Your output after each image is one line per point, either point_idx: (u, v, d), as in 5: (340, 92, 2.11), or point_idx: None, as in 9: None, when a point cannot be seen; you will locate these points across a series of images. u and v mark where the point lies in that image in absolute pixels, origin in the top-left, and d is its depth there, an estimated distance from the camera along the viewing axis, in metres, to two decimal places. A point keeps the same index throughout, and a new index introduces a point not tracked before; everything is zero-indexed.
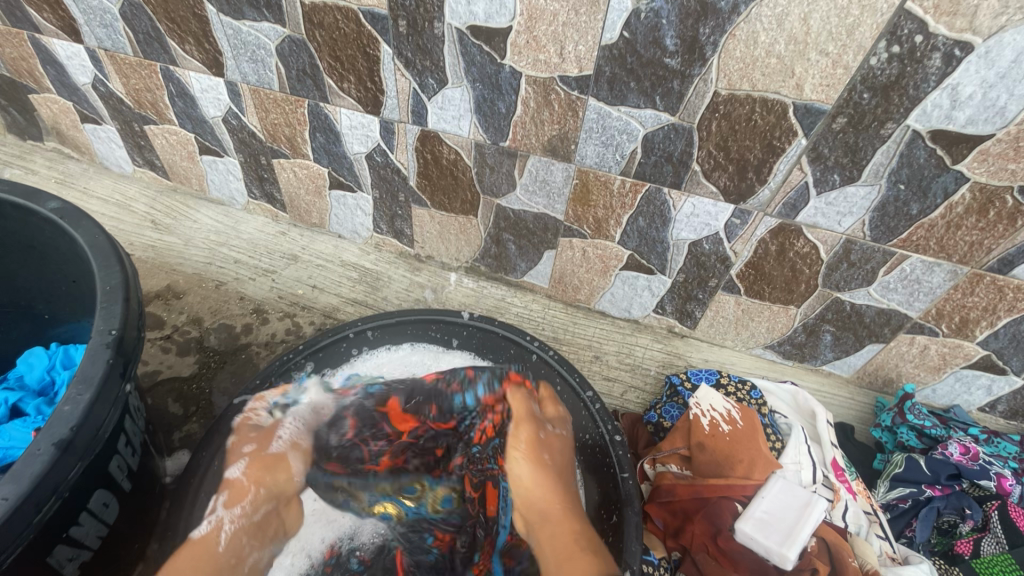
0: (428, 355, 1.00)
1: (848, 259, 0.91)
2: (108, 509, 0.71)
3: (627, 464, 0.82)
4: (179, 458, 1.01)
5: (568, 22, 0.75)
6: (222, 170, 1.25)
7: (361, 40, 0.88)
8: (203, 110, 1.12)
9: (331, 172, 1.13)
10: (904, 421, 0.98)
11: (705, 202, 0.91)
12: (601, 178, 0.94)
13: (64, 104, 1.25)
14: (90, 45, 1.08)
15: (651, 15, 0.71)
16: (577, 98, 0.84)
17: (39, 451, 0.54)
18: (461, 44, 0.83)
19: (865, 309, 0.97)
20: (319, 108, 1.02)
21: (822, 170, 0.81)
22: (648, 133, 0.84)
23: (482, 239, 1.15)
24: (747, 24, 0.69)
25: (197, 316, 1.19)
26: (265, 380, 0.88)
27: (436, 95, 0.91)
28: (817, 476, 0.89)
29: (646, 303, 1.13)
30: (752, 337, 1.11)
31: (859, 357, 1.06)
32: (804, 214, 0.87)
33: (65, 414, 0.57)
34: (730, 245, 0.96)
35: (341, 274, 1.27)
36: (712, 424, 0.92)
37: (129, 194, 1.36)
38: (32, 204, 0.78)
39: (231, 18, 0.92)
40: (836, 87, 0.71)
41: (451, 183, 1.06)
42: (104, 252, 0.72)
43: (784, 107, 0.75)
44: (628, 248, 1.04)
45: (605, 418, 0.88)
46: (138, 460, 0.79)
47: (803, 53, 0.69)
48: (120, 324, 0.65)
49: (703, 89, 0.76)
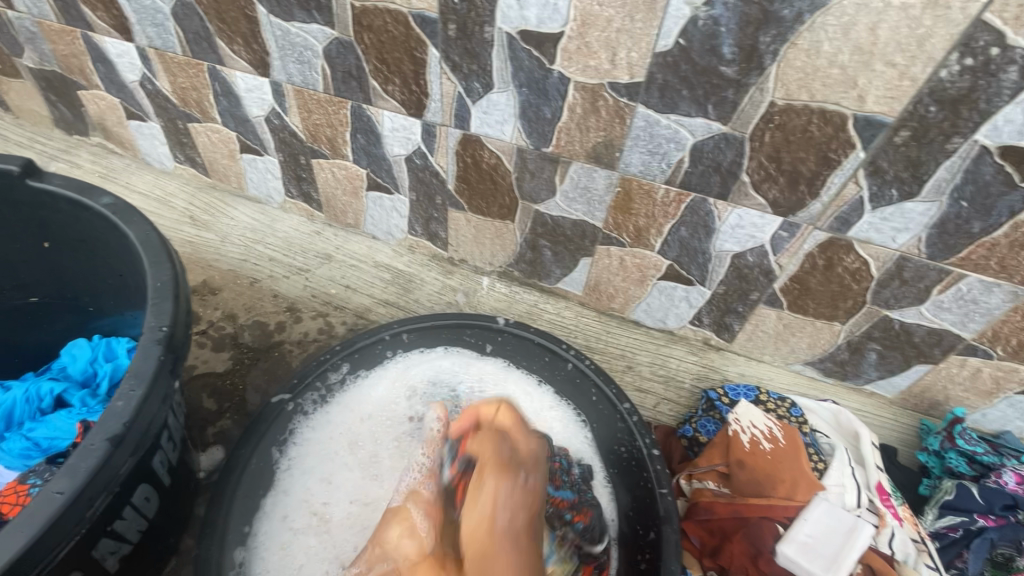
0: (459, 359, 0.98)
1: (901, 276, 0.88)
2: (148, 503, 0.72)
3: (666, 480, 0.81)
4: (213, 453, 1.01)
5: (622, 28, 0.74)
6: (261, 169, 1.26)
7: (409, 43, 0.88)
8: (247, 109, 1.13)
9: (369, 173, 1.14)
10: (953, 446, 0.95)
11: (751, 213, 0.89)
12: (645, 187, 0.92)
13: (111, 101, 1.28)
14: (140, 43, 1.10)
15: (709, 22, 0.70)
16: (625, 105, 0.83)
17: (93, 446, 0.54)
18: (510, 48, 0.82)
19: (914, 328, 0.94)
20: (362, 110, 1.02)
21: (879, 184, 0.78)
22: (698, 142, 0.83)
23: (517, 245, 1.14)
24: (810, 32, 0.67)
25: (232, 312, 1.21)
26: (302, 380, 0.88)
27: (481, 99, 0.91)
28: (861, 500, 0.86)
29: (683, 315, 1.11)
30: (792, 353, 1.08)
31: (905, 378, 1.02)
32: (856, 229, 0.84)
33: (118, 409, 0.57)
34: (775, 258, 0.93)
35: (373, 275, 1.27)
36: (753, 441, 0.89)
37: (169, 190, 1.38)
38: (86, 200, 0.79)
39: (281, 19, 0.93)
40: (901, 100, 0.69)
41: (490, 188, 1.05)
42: (155, 249, 0.73)
43: (844, 119, 0.73)
44: (668, 258, 1.02)
45: (642, 431, 0.86)
46: (177, 455, 0.80)
47: (868, 64, 0.67)
48: (170, 321, 0.65)
49: (759, 99, 0.75)
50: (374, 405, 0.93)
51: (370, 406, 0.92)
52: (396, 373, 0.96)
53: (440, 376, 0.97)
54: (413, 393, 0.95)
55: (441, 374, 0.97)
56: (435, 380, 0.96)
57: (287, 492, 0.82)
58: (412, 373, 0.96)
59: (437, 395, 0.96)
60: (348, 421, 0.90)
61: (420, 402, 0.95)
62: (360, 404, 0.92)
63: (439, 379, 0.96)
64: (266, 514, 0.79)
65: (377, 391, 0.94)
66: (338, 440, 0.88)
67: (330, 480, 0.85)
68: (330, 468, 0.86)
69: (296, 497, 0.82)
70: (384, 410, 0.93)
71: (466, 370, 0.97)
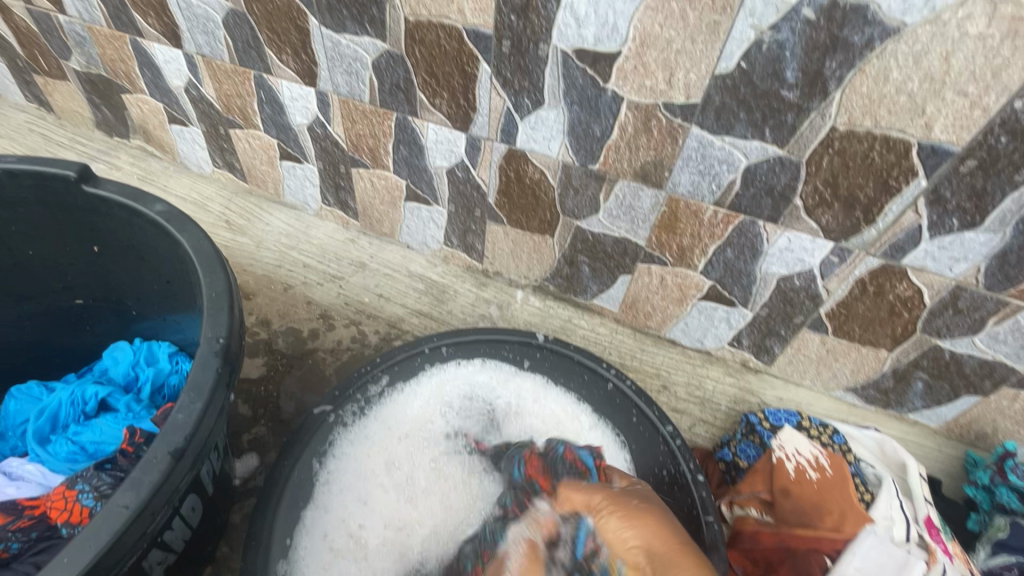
0: (497, 374, 0.96)
1: (955, 306, 0.86)
2: (193, 512, 0.72)
3: (711, 506, 0.79)
4: (248, 460, 1.01)
5: (682, 49, 0.74)
6: (299, 176, 1.27)
7: (461, 58, 0.88)
8: (290, 117, 1.14)
9: (409, 184, 1.14)
10: (1004, 480, 0.92)
11: (802, 237, 0.87)
12: (692, 207, 0.91)
13: (154, 105, 1.30)
14: (188, 50, 1.11)
15: (774, 46, 0.69)
16: (678, 126, 0.82)
17: (156, 459, 0.54)
18: (564, 66, 0.82)
19: (966, 358, 0.92)
20: (407, 121, 1.02)
21: (940, 213, 0.76)
22: (751, 164, 0.82)
23: (555, 260, 1.13)
24: (880, 59, 0.66)
25: (266, 318, 1.21)
26: (344, 391, 0.87)
27: (530, 115, 0.91)
28: (910, 534, 0.83)
29: (722, 335, 1.10)
30: (834, 378, 1.06)
31: (952, 408, 1.00)
32: (912, 257, 0.83)
33: (180, 422, 0.57)
34: (823, 282, 0.92)
35: (407, 285, 1.27)
36: (798, 470, 0.88)
37: (206, 193, 1.39)
38: (140, 206, 0.80)
39: (332, 30, 0.94)
40: (971, 129, 0.67)
41: (531, 203, 1.05)
42: (209, 258, 0.73)
43: (908, 146, 0.71)
44: (710, 278, 1.01)
45: (686, 455, 0.83)
46: (219, 463, 0.80)
47: (938, 92, 0.66)
48: (226, 332, 0.65)
49: (820, 123, 0.73)
50: (411, 421, 0.92)
51: (408, 422, 0.91)
52: (433, 387, 0.94)
53: (477, 392, 0.96)
54: (450, 409, 0.94)
55: (478, 390, 0.96)
56: (472, 396, 0.95)
57: (327, 509, 0.80)
58: (448, 387, 0.95)
59: (474, 412, 0.95)
60: (386, 437, 0.89)
61: (456, 419, 0.94)
62: (397, 420, 0.91)
63: (475, 395, 0.95)
64: (307, 530, 0.78)
65: (414, 407, 0.93)
66: (376, 456, 0.87)
67: (368, 498, 0.84)
68: (368, 486, 0.85)
69: (335, 515, 0.80)
70: (421, 426, 0.92)
71: (504, 386, 0.96)
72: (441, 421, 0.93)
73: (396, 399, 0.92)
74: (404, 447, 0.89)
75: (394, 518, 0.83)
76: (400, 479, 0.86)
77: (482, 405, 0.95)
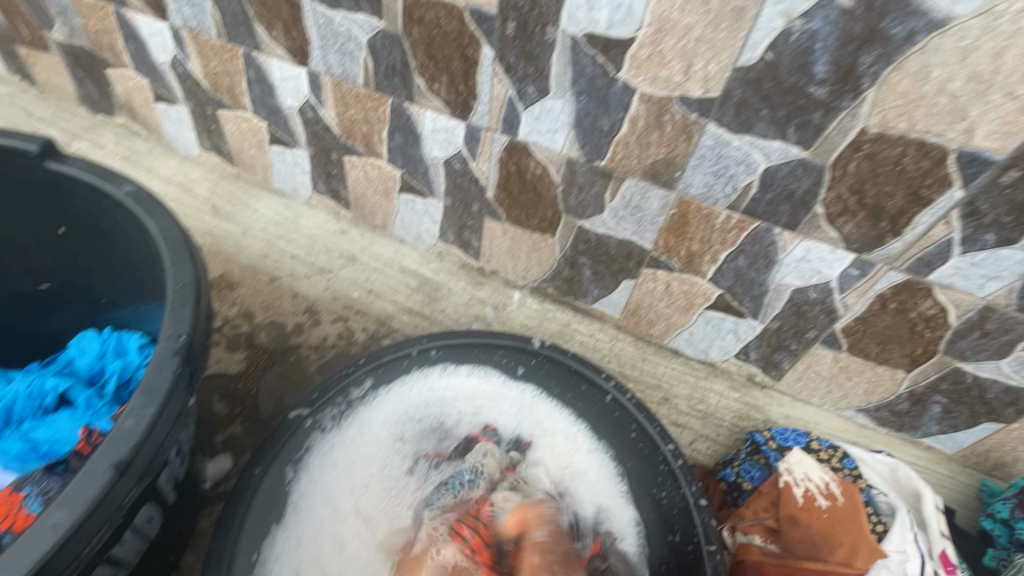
0: (466, 385, 0.90)
1: (982, 328, 0.80)
2: (151, 523, 0.66)
3: (714, 534, 0.71)
4: (221, 462, 0.95)
5: (702, 37, 0.67)
6: (289, 162, 1.21)
7: (462, 40, 0.82)
8: (280, 99, 1.07)
9: (404, 174, 1.08)
10: None
11: (821, 247, 0.81)
12: (704, 211, 0.85)
13: (139, 81, 1.23)
14: (174, 24, 1.05)
15: (804, 37, 0.63)
16: (694, 122, 0.76)
17: (96, 473, 0.48)
18: (573, 52, 0.76)
19: (990, 384, 0.86)
20: (403, 107, 0.96)
21: (974, 227, 0.70)
22: (771, 166, 0.76)
23: (555, 260, 1.07)
24: (921, 55, 0.59)
25: (249, 310, 1.15)
26: (323, 394, 0.81)
27: (534, 104, 0.84)
28: (925, 569, 0.77)
29: (728, 347, 1.04)
30: (845, 398, 1.00)
31: (970, 435, 0.94)
32: (939, 273, 0.76)
33: (127, 429, 0.51)
34: (841, 296, 0.86)
35: (399, 281, 1.20)
36: (807, 496, 0.82)
37: (192, 177, 1.33)
38: (106, 186, 0.73)
39: (325, 6, 0.87)
40: (1016, 136, 0.61)
41: (532, 199, 0.99)
42: (178, 246, 0.67)
43: (945, 153, 0.65)
44: (720, 286, 0.95)
45: (688, 478, 0.77)
46: (184, 468, 0.74)
47: (983, 94, 0.60)
48: (189, 328, 0.59)
49: (849, 124, 0.67)
50: (372, 444, 0.84)
51: (369, 447, 0.84)
52: (396, 402, 0.87)
53: (441, 407, 0.89)
54: (409, 427, 0.87)
55: (440, 403, 0.89)
56: (428, 412, 0.88)
57: (299, 541, 0.74)
58: (407, 403, 0.88)
59: (428, 433, 0.87)
60: (348, 465, 0.82)
61: (412, 440, 0.86)
62: (356, 443, 0.83)
63: (432, 413, 0.89)
64: (277, 555, 0.72)
65: (375, 428, 0.85)
66: (340, 486, 0.80)
67: (342, 537, 0.77)
68: (337, 519, 0.78)
69: (307, 551, 0.74)
70: (382, 448, 0.84)
71: (467, 399, 0.90)
72: (399, 445, 0.86)
73: (355, 420, 0.84)
74: (369, 475, 0.82)
75: (371, 560, 0.76)
76: (368, 512, 0.79)
77: (439, 424, 0.88)
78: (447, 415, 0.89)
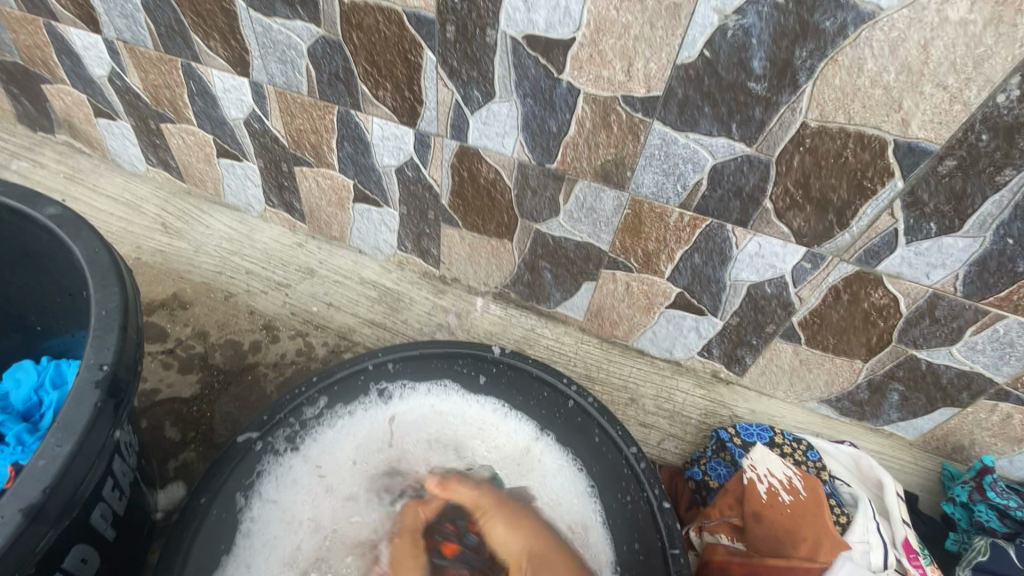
0: (430, 403, 0.87)
1: (932, 315, 0.81)
2: (86, 565, 0.61)
3: (678, 537, 0.71)
4: (173, 491, 0.91)
5: (640, 36, 0.67)
6: (239, 175, 1.17)
7: (403, 45, 0.80)
8: (224, 111, 1.04)
9: (357, 183, 1.05)
10: (983, 498, 0.87)
11: (772, 242, 0.81)
12: (656, 210, 0.85)
13: (77, 96, 1.18)
14: (108, 36, 1.01)
15: (739, 33, 0.62)
16: (640, 121, 0.75)
17: (2, 519, 0.45)
18: (515, 54, 0.75)
19: (943, 369, 0.87)
20: (350, 116, 0.93)
21: (917, 217, 0.71)
22: (718, 163, 0.75)
23: (515, 265, 1.06)
24: (853, 48, 0.60)
25: (203, 330, 1.10)
26: (272, 417, 0.78)
27: (481, 108, 0.83)
28: (888, 559, 0.77)
29: (691, 345, 1.04)
30: (807, 390, 1.01)
31: (928, 421, 0.95)
32: (887, 263, 0.77)
33: (39, 469, 0.48)
34: (796, 290, 0.86)
35: (359, 293, 1.17)
36: (771, 492, 0.81)
37: (140, 194, 1.28)
38: (28, 209, 0.69)
39: (262, 13, 0.85)
40: (950, 126, 0.62)
41: (487, 205, 0.97)
42: (103, 269, 0.63)
43: (883, 144, 0.66)
44: (678, 285, 0.94)
45: (652, 480, 0.76)
46: (125, 504, 0.69)
47: (915, 85, 0.60)
48: (113, 358, 0.56)
49: (790, 119, 0.67)
50: (336, 462, 0.80)
51: (332, 464, 0.80)
52: (361, 419, 0.84)
53: (406, 431, 0.85)
54: (376, 445, 0.83)
55: (407, 427, 0.85)
56: (393, 438, 0.84)
57: (249, 568, 0.70)
58: (373, 420, 0.85)
59: (395, 453, 0.83)
60: (307, 489, 0.77)
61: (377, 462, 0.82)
62: (318, 461, 0.80)
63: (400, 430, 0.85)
64: None
65: (338, 445, 0.82)
66: (298, 505, 0.76)
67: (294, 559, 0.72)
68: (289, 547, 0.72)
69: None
70: (346, 466, 0.80)
71: (434, 415, 0.87)
72: (364, 465, 0.81)
73: (316, 438, 0.81)
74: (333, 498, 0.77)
75: None
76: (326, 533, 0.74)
77: (406, 442, 0.84)
78: (413, 441, 0.84)
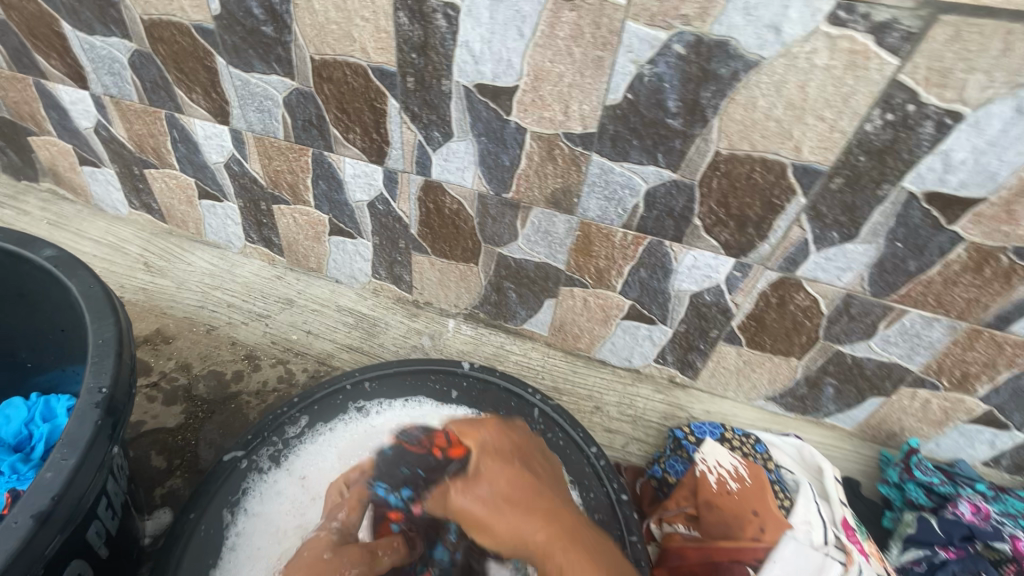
0: (405, 416, 0.93)
1: (849, 312, 0.91)
2: None
3: (635, 526, 0.79)
4: (160, 517, 0.95)
5: (573, 83, 0.78)
6: (220, 215, 1.25)
7: (369, 94, 0.90)
8: (206, 156, 1.12)
9: (332, 218, 1.14)
10: (911, 477, 0.95)
11: (705, 254, 0.92)
12: (603, 231, 0.95)
13: (63, 147, 1.25)
14: (95, 91, 1.09)
15: (654, 79, 0.74)
16: (580, 154, 0.86)
17: (15, 524, 0.51)
18: (468, 100, 0.85)
19: (865, 362, 0.97)
20: (323, 157, 1.03)
21: (821, 228, 0.82)
22: (651, 188, 0.86)
23: (482, 287, 1.14)
24: (747, 89, 0.71)
25: (186, 362, 1.15)
26: (257, 435, 0.84)
27: (441, 147, 0.93)
28: (828, 537, 0.84)
29: (647, 353, 1.13)
30: (754, 388, 1.10)
31: (862, 410, 1.05)
32: (804, 269, 0.88)
33: (47, 480, 0.54)
34: (731, 296, 0.96)
35: (337, 320, 1.24)
36: (720, 481, 0.89)
37: (123, 236, 1.34)
38: (26, 252, 0.75)
39: (240, 70, 0.94)
40: (834, 150, 0.73)
41: (452, 232, 1.06)
42: (98, 304, 0.70)
43: (783, 167, 0.77)
44: (629, 298, 1.04)
45: (611, 476, 0.84)
46: (117, 523, 0.74)
47: (801, 118, 0.72)
48: (111, 381, 0.62)
49: (705, 148, 0.78)
50: (321, 474, 0.85)
51: (318, 477, 0.85)
52: (340, 435, 0.89)
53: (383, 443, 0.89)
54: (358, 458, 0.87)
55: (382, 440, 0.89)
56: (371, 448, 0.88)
57: None
58: (351, 436, 0.89)
59: None
60: (292, 503, 0.82)
61: None
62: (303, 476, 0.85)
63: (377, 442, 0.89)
64: None
65: (321, 459, 0.87)
66: (286, 517, 0.80)
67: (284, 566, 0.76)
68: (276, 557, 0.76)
69: None
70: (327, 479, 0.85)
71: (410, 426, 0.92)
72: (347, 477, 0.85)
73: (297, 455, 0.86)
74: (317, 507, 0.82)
75: None
76: None
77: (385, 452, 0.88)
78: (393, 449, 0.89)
